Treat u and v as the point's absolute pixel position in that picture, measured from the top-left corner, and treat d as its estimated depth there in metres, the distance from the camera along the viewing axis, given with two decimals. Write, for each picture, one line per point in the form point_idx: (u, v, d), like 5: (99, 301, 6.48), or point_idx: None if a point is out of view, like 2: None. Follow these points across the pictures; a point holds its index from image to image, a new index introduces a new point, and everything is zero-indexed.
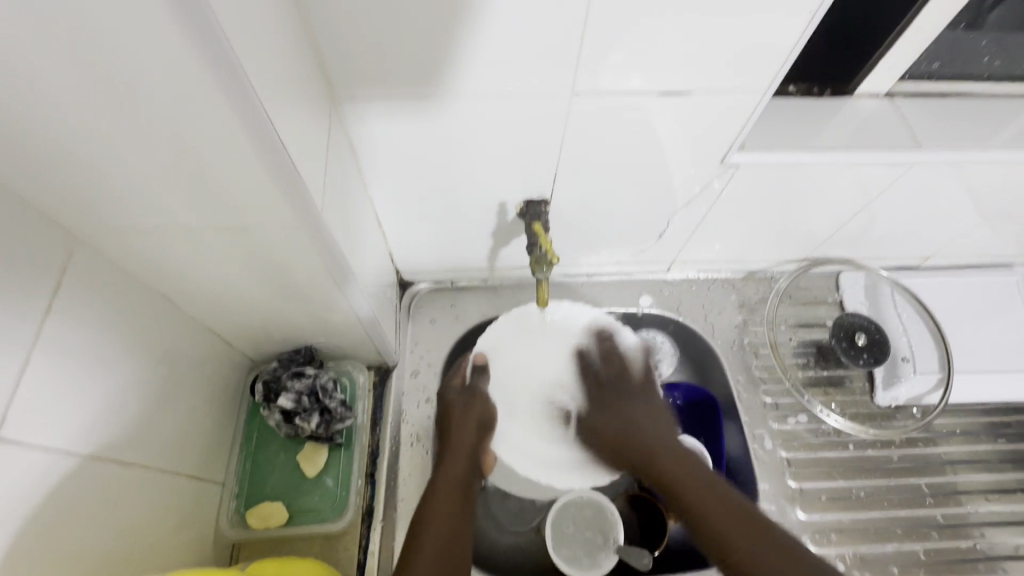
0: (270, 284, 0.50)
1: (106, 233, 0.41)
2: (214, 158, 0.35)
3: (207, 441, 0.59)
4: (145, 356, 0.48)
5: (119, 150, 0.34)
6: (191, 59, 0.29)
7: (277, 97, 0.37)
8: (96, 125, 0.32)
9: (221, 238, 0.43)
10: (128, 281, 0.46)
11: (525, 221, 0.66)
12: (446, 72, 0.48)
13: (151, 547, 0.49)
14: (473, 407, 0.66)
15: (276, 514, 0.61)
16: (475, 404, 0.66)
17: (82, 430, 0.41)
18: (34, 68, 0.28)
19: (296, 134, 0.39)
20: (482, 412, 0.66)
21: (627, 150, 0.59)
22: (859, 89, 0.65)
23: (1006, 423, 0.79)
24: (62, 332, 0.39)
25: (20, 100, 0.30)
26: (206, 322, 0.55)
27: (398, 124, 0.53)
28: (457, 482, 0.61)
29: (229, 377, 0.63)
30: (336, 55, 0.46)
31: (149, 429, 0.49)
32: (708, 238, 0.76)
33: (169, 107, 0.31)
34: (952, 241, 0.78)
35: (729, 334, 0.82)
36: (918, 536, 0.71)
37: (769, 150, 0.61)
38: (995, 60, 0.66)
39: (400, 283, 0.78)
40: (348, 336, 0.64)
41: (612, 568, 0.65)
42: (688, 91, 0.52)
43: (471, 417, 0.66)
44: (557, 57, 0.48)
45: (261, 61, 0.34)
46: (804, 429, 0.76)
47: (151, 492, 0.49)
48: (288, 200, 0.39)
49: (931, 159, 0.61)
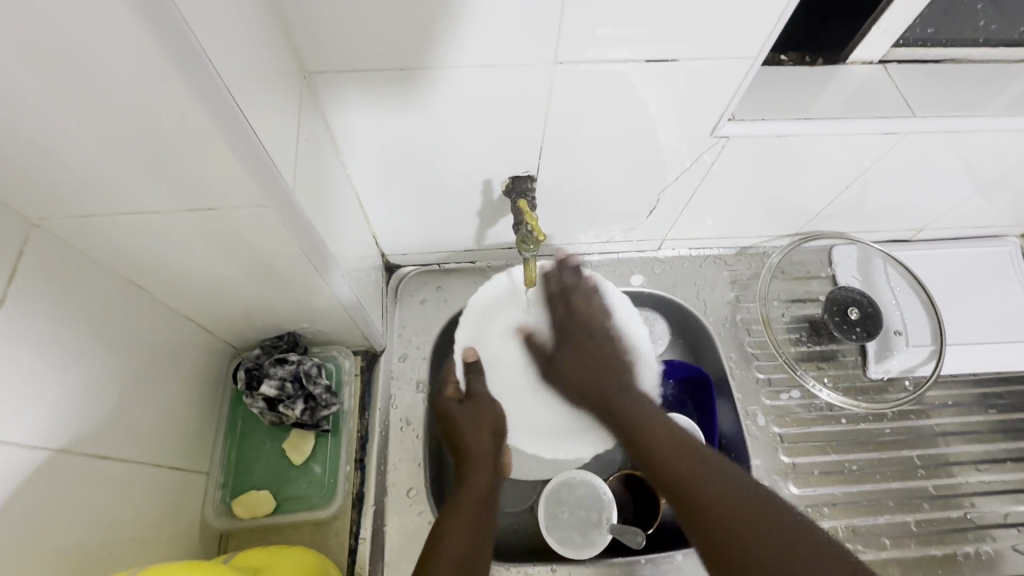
0: (244, 269, 0.48)
1: (63, 218, 0.39)
2: (170, 134, 0.33)
3: (189, 432, 0.57)
4: (115, 347, 0.46)
5: (65, 127, 0.31)
6: (134, 27, 0.27)
7: (238, 66, 0.34)
8: (36, 100, 0.30)
9: (187, 222, 0.41)
10: (93, 269, 0.44)
11: (510, 199, 0.63)
12: (422, 43, 0.46)
13: (133, 542, 0.47)
14: (484, 418, 0.63)
15: (263, 504, 0.60)
16: (484, 412, 0.63)
17: (52, 424, 0.40)
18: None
19: (260, 109, 0.37)
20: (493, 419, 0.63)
21: (614, 122, 0.57)
22: (852, 57, 0.63)
23: (997, 393, 0.79)
24: (21, 326, 0.37)
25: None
26: (181, 311, 0.54)
27: (375, 102, 0.51)
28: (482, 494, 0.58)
29: (210, 366, 0.61)
30: (306, 29, 0.44)
31: (124, 422, 0.47)
32: (698, 215, 0.75)
33: (115, 79, 0.29)
34: (946, 212, 0.77)
35: (721, 311, 0.81)
36: (910, 507, 0.71)
37: (760, 120, 0.59)
38: (991, 25, 0.64)
39: (386, 266, 0.77)
40: (332, 320, 0.62)
41: (605, 546, 0.64)
42: (677, 58, 0.50)
43: (484, 427, 0.62)
44: (540, 25, 0.45)
45: (215, 31, 0.32)
46: (796, 405, 0.76)
47: (130, 485, 0.47)
48: (255, 179, 0.37)
49: (927, 127, 0.60)
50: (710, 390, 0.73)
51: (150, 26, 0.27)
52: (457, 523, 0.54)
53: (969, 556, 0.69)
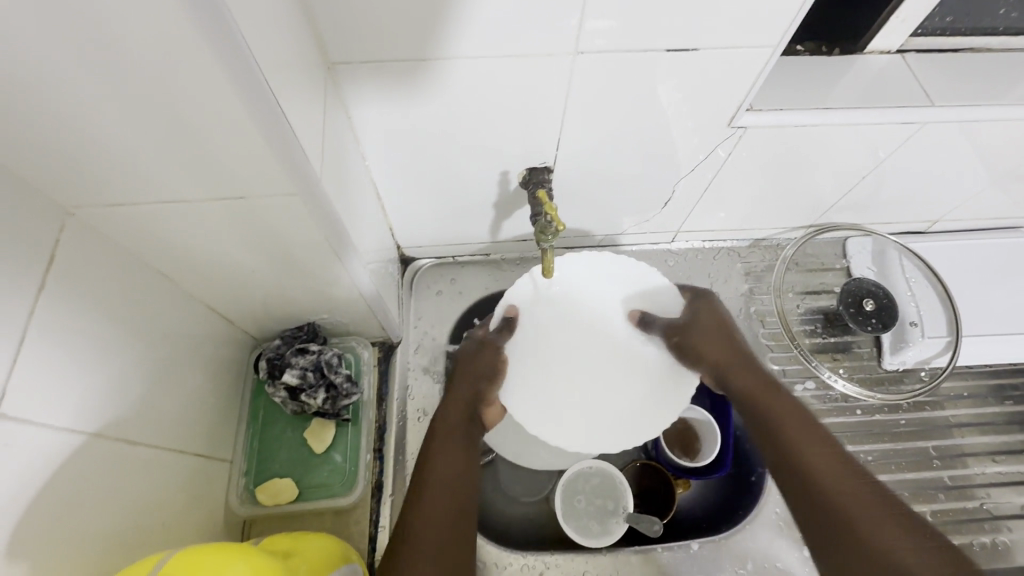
0: (269, 258, 0.49)
1: (97, 206, 0.39)
2: (207, 123, 0.33)
3: (213, 419, 0.58)
4: (144, 335, 0.47)
5: (105, 114, 0.32)
6: (179, 18, 0.27)
7: (271, 55, 0.35)
8: (79, 88, 0.30)
9: (218, 210, 0.41)
10: (124, 257, 0.45)
11: (527, 190, 0.64)
12: (444, 34, 0.46)
13: (162, 527, 0.48)
14: (481, 362, 0.66)
15: (286, 492, 0.61)
16: (481, 357, 0.66)
17: (86, 410, 0.41)
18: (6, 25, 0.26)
19: (291, 99, 0.38)
20: (489, 364, 0.66)
21: (633, 112, 0.57)
22: (870, 46, 0.63)
23: (1013, 385, 0.79)
24: (58, 312, 0.38)
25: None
26: (206, 300, 0.54)
27: (395, 93, 0.52)
28: (450, 430, 0.61)
29: (232, 355, 0.62)
30: (329, 21, 0.44)
31: (153, 409, 0.48)
32: (713, 207, 0.75)
33: (158, 69, 0.30)
34: (961, 203, 0.76)
35: (735, 304, 0.81)
36: (925, 498, 0.71)
37: (778, 110, 0.59)
38: (1012, 13, 0.63)
39: (402, 259, 0.77)
40: (353, 311, 0.63)
41: (622, 534, 0.65)
42: (696, 48, 0.50)
43: (475, 369, 0.66)
44: (561, 16, 0.46)
45: (251, 20, 0.32)
46: (811, 396, 0.76)
47: (158, 472, 0.48)
48: (286, 168, 0.38)
49: (945, 116, 0.60)
50: None
51: (193, 16, 0.28)
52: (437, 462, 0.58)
53: (984, 546, 0.69)
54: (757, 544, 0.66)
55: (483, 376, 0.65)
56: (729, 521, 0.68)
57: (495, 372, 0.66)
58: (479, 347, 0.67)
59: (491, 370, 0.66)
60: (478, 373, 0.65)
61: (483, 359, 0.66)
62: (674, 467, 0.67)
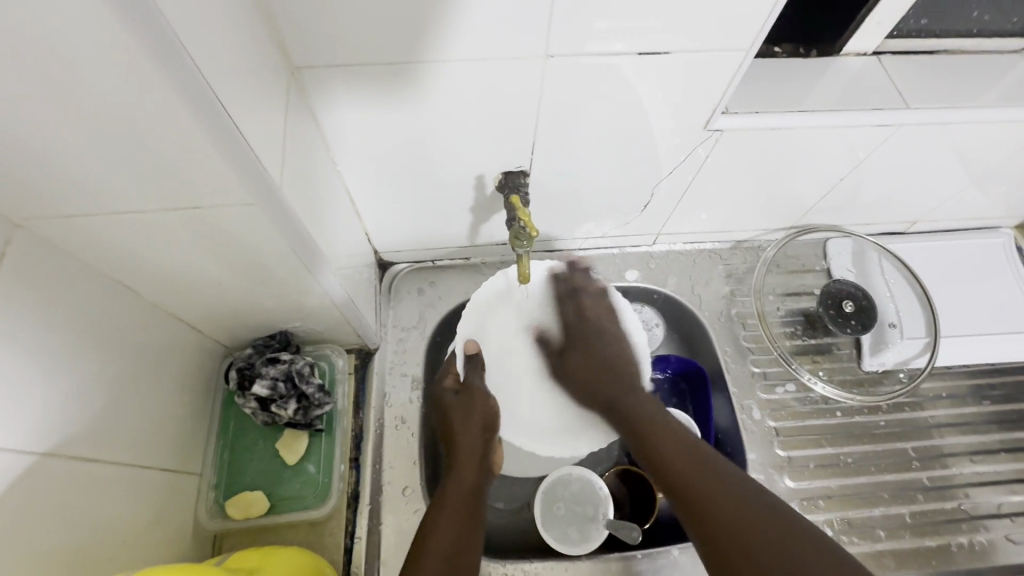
0: (233, 268, 0.48)
1: (47, 218, 0.38)
2: (154, 134, 0.32)
3: (181, 432, 0.57)
4: (103, 349, 0.46)
5: (43, 124, 0.31)
6: (114, 25, 0.26)
7: (221, 59, 0.34)
8: (12, 98, 0.29)
9: (174, 220, 0.40)
10: (78, 270, 0.43)
11: (503, 194, 0.63)
12: (415, 39, 0.45)
13: (125, 546, 0.47)
14: (476, 409, 0.63)
15: (258, 504, 0.60)
16: (475, 405, 0.63)
17: (38, 429, 0.39)
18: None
19: (245, 105, 0.36)
20: (485, 414, 0.63)
21: (608, 114, 0.56)
22: (845, 48, 0.63)
23: (991, 385, 0.79)
24: (5, 328, 0.37)
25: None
26: (171, 310, 0.53)
27: (367, 98, 0.51)
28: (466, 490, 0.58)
29: (201, 365, 0.60)
30: (293, 25, 0.43)
31: (113, 424, 0.47)
32: (693, 209, 0.74)
33: (96, 80, 0.29)
34: (939, 205, 0.77)
35: (716, 306, 0.81)
36: (904, 499, 0.71)
37: (754, 113, 0.58)
38: (985, 15, 0.64)
39: (379, 263, 0.76)
40: (326, 319, 0.62)
41: (602, 541, 0.64)
42: (667, 51, 0.49)
43: (474, 420, 0.62)
44: (530, 17, 0.44)
45: (197, 25, 0.31)
46: (792, 398, 0.76)
47: (120, 489, 0.47)
48: (242, 178, 0.37)
49: (920, 119, 0.59)
50: (706, 385, 0.73)
51: (128, 25, 0.26)
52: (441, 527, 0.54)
53: (962, 546, 0.69)
54: None
55: (482, 428, 0.62)
56: None
57: (494, 418, 0.63)
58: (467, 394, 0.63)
59: (490, 418, 0.63)
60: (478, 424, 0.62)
61: (478, 410, 0.62)
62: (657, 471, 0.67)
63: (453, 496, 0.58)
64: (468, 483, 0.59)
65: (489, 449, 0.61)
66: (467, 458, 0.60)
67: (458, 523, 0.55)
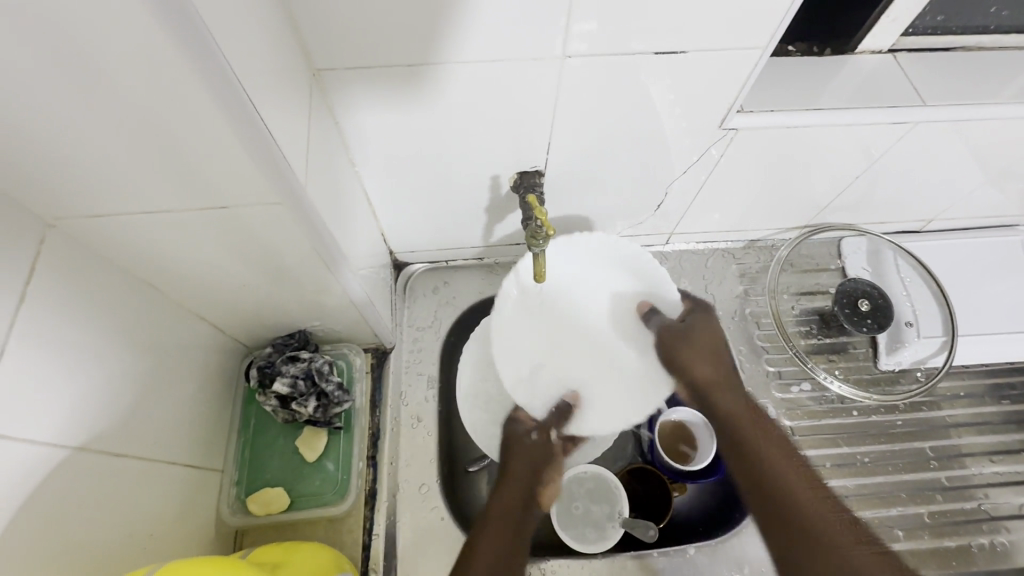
0: (256, 267, 0.49)
1: (79, 218, 0.39)
2: (186, 135, 0.33)
3: (204, 429, 0.58)
4: (131, 346, 0.47)
5: (80, 125, 0.32)
6: (153, 27, 0.27)
7: (250, 60, 0.34)
8: (53, 99, 0.30)
9: (202, 220, 0.41)
10: (108, 268, 0.44)
11: (518, 193, 0.63)
12: (435, 41, 0.46)
13: (151, 540, 0.48)
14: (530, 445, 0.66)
15: (278, 500, 0.61)
16: (535, 445, 0.67)
17: (70, 423, 0.40)
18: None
19: (272, 107, 0.37)
20: (546, 449, 0.67)
21: (624, 114, 0.57)
22: (861, 46, 0.63)
23: (1009, 384, 0.78)
24: (40, 325, 0.38)
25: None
26: (195, 309, 0.54)
27: (387, 101, 0.51)
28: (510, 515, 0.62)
29: (223, 364, 0.61)
30: (317, 29, 0.44)
31: (141, 421, 0.48)
32: (707, 208, 0.74)
33: (134, 82, 0.29)
34: (956, 202, 0.76)
35: (730, 305, 0.81)
36: (922, 499, 0.71)
37: (769, 111, 0.59)
38: (1003, 11, 0.63)
39: (395, 264, 0.77)
40: (344, 318, 0.63)
41: (618, 540, 0.65)
42: (683, 52, 0.50)
43: (529, 455, 0.66)
44: (548, 17, 0.45)
45: (229, 28, 0.32)
46: (807, 397, 0.76)
47: (146, 484, 0.48)
48: (270, 178, 0.37)
49: (937, 116, 0.59)
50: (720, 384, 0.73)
51: (167, 28, 0.27)
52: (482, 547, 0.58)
53: (982, 547, 0.68)
54: (751, 548, 0.65)
55: (536, 458, 0.66)
56: (725, 525, 0.67)
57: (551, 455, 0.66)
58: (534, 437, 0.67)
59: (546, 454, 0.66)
60: (535, 455, 0.66)
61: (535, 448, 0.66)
62: (669, 472, 0.66)
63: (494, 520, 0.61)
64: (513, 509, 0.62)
65: (541, 479, 0.65)
66: (517, 486, 0.64)
67: (502, 539, 0.60)
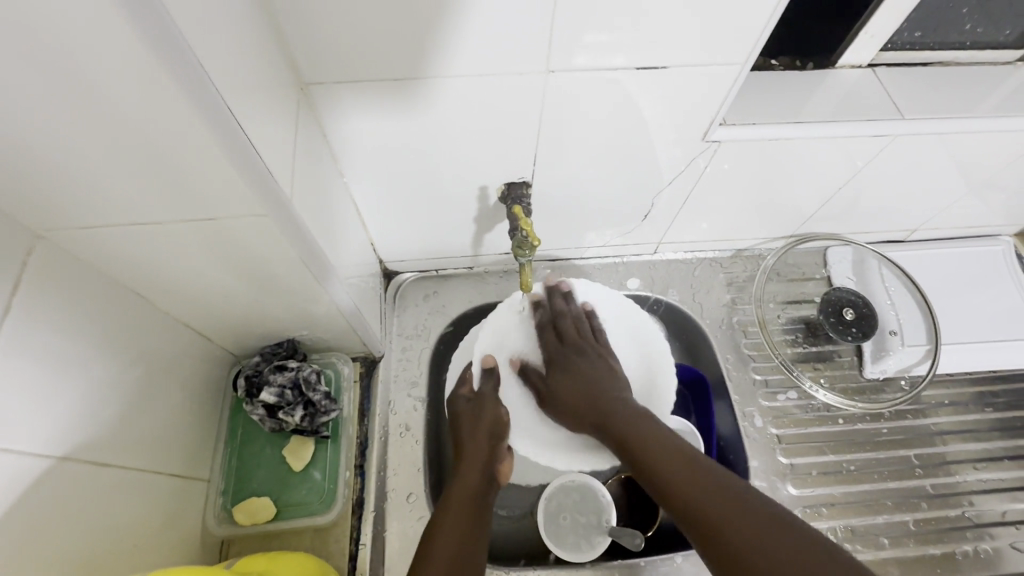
0: (243, 277, 0.49)
1: (66, 229, 0.39)
2: (171, 148, 0.34)
3: (191, 438, 0.58)
4: (117, 356, 0.47)
5: (66, 139, 0.32)
6: (138, 42, 0.27)
7: (235, 75, 0.35)
8: (39, 113, 0.30)
9: (189, 231, 0.41)
10: (95, 279, 0.44)
11: (506, 205, 0.65)
12: (420, 55, 0.47)
13: (135, 550, 0.48)
14: (484, 417, 0.64)
15: (264, 510, 0.61)
16: (485, 413, 0.65)
17: (56, 432, 0.40)
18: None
19: (257, 120, 0.38)
20: (494, 421, 0.65)
21: (608, 126, 0.58)
22: (841, 61, 0.64)
23: (993, 392, 0.79)
24: (25, 335, 0.38)
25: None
26: (182, 319, 0.54)
27: (373, 113, 0.52)
28: (469, 495, 0.59)
29: (210, 373, 0.62)
30: (303, 43, 0.45)
31: (126, 430, 0.48)
32: (693, 218, 0.75)
33: (119, 97, 0.30)
34: (938, 213, 0.77)
35: (718, 314, 0.81)
36: (908, 506, 0.71)
37: (751, 124, 0.60)
38: (977, 27, 0.65)
39: (384, 273, 0.77)
40: (331, 328, 0.63)
41: (605, 549, 0.65)
42: (664, 67, 0.51)
43: (482, 428, 0.64)
44: (533, 32, 0.46)
45: (213, 43, 0.33)
46: (793, 406, 0.76)
47: (130, 493, 0.48)
48: (254, 189, 0.38)
49: (914, 129, 0.61)
50: (708, 392, 0.73)
51: (149, 43, 0.28)
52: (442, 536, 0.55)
53: (968, 554, 0.69)
54: None
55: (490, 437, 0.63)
56: None
57: (502, 427, 0.65)
58: (478, 404, 0.66)
59: (497, 426, 0.64)
60: (485, 432, 0.64)
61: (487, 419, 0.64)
62: None
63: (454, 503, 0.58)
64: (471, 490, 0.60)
65: (494, 457, 0.62)
66: (472, 462, 0.62)
67: (462, 534, 0.56)
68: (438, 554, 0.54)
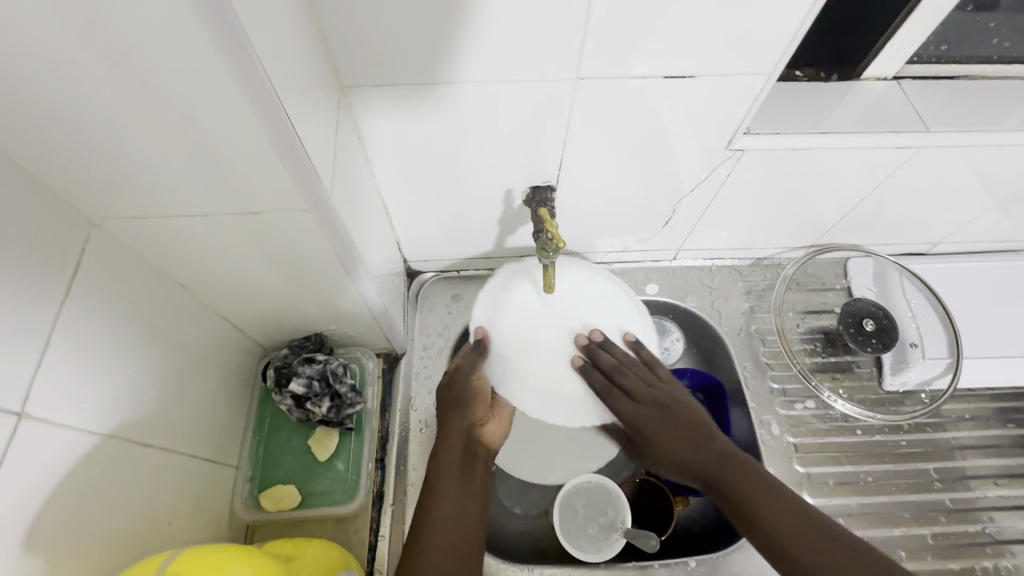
0: (280, 270, 0.51)
1: (122, 218, 0.42)
2: (225, 143, 0.36)
3: (221, 426, 0.60)
4: (160, 342, 0.49)
5: (132, 133, 0.34)
6: (206, 45, 0.29)
7: (287, 75, 0.37)
8: (109, 106, 0.32)
9: (234, 224, 0.44)
10: (143, 267, 0.47)
11: (530, 207, 0.65)
12: (457, 59, 0.49)
13: (169, 529, 0.50)
14: (465, 388, 0.61)
15: (289, 497, 0.62)
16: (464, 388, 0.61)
17: (103, 412, 0.43)
18: (42, 49, 0.29)
19: (304, 117, 0.40)
20: (471, 392, 0.61)
21: (634, 132, 0.59)
22: (866, 73, 0.65)
23: (1016, 408, 0.78)
24: (80, 316, 0.40)
25: (24, 78, 0.30)
26: (219, 309, 0.56)
27: (408, 110, 0.53)
28: (455, 465, 0.59)
29: (241, 362, 0.64)
30: (346, 45, 0.47)
31: (165, 413, 0.50)
32: (713, 226, 0.76)
33: (185, 95, 0.32)
34: (961, 226, 0.77)
35: (736, 322, 0.82)
36: (926, 520, 0.71)
37: (775, 133, 0.61)
38: (1005, 42, 0.65)
39: (408, 272, 0.79)
40: (358, 323, 0.64)
41: (620, 550, 0.65)
42: (691, 75, 0.52)
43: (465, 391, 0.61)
44: (564, 40, 0.47)
45: (269, 42, 0.34)
46: (811, 415, 0.76)
47: (167, 475, 0.49)
48: (300, 186, 0.40)
49: (940, 142, 0.61)
50: (724, 398, 0.73)
51: (219, 45, 0.30)
52: (441, 510, 0.56)
53: (986, 571, 0.68)
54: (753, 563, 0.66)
55: (463, 437, 0.60)
56: (727, 540, 0.68)
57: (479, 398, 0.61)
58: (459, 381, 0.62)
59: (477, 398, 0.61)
60: (464, 408, 0.61)
61: (465, 387, 0.61)
62: (672, 484, 0.68)
63: (443, 472, 0.59)
64: (454, 458, 0.60)
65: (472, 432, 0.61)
66: (450, 433, 0.61)
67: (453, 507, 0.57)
68: (437, 517, 0.56)
